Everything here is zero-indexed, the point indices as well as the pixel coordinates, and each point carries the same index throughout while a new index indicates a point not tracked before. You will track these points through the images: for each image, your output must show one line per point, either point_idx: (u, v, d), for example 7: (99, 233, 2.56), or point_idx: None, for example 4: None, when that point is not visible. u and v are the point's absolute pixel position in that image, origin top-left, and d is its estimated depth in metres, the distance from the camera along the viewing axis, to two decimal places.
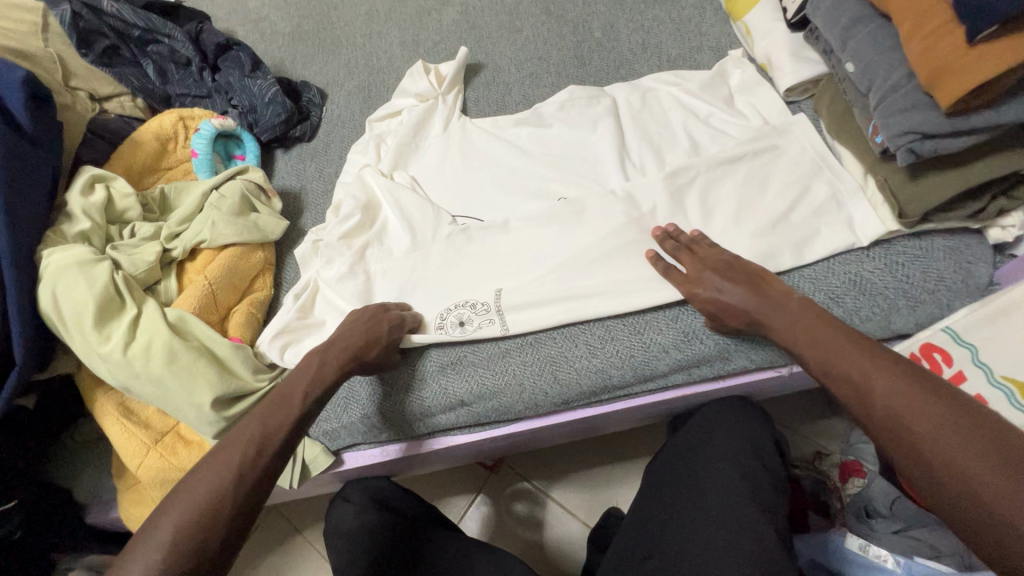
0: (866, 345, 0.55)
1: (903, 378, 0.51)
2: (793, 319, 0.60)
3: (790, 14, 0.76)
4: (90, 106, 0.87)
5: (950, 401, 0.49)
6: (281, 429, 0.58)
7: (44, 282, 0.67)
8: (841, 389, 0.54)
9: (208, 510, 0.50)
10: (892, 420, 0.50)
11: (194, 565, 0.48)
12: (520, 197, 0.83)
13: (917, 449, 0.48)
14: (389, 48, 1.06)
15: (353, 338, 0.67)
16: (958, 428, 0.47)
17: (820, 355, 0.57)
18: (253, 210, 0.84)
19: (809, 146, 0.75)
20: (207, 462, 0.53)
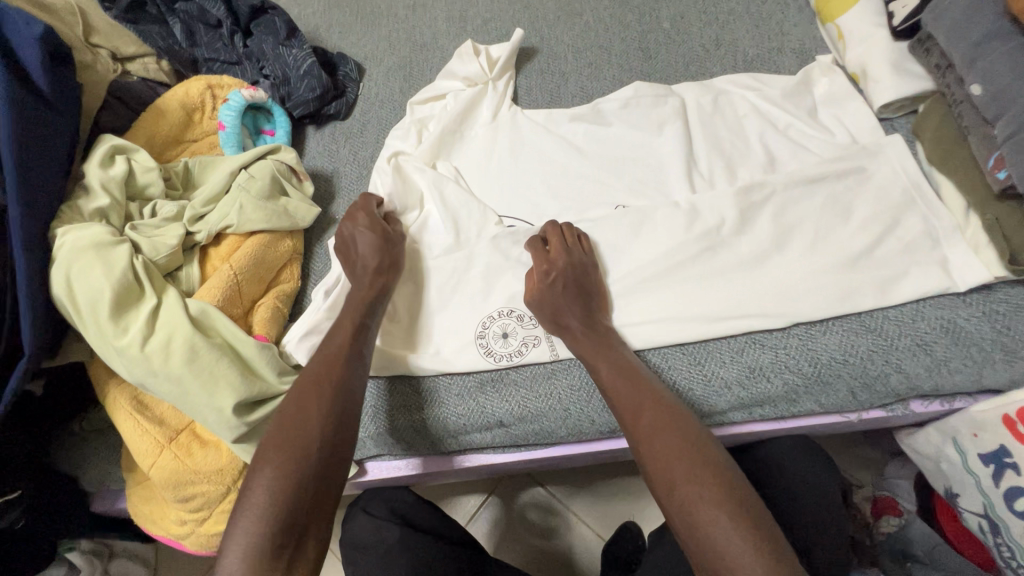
0: (686, 431, 0.55)
1: (673, 447, 0.54)
2: (642, 402, 0.58)
3: (898, 21, 0.70)
4: (112, 67, 0.80)
5: (722, 482, 0.51)
6: (342, 361, 0.61)
7: (57, 265, 0.60)
8: (659, 484, 0.53)
9: (307, 428, 0.55)
10: (691, 516, 0.50)
11: (301, 487, 0.52)
12: (570, 199, 0.77)
13: (709, 547, 0.48)
14: (434, 23, 0.98)
15: (368, 289, 0.68)
16: (702, 489, 0.51)
17: (655, 446, 0.55)
18: (283, 192, 0.77)
19: (904, 171, 0.67)
20: (301, 393, 0.58)
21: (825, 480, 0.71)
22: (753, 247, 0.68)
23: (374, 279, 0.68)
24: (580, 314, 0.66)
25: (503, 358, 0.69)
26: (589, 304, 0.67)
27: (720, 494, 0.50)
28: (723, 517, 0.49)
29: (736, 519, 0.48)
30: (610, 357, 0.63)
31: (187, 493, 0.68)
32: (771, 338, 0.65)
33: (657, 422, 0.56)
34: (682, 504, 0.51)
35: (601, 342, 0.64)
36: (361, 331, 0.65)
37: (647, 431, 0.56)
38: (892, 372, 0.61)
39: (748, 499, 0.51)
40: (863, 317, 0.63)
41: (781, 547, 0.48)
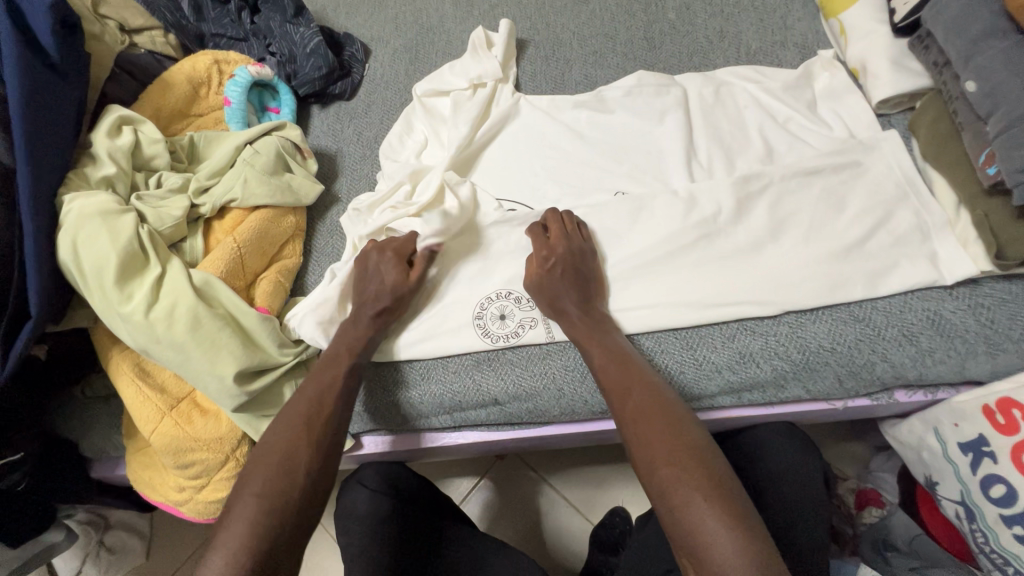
0: (669, 415, 0.57)
1: (657, 429, 0.56)
2: (629, 385, 0.60)
3: (899, 18, 0.71)
4: (120, 38, 0.81)
5: (701, 463, 0.53)
6: (332, 395, 0.62)
7: (64, 230, 0.61)
8: (641, 464, 0.55)
9: (287, 454, 0.57)
10: (669, 495, 0.52)
11: (280, 528, 0.53)
12: (571, 185, 0.78)
13: (684, 524, 0.50)
14: (441, 6, 0.98)
15: (362, 325, 0.68)
16: (681, 471, 0.52)
17: (638, 429, 0.57)
18: (287, 169, 0.78)
19: (898, 166, 0.68)
20: (280, 422, 0.60)
21: (811, 466, 0.73)
22: (748, 236, 0.69)
23: (372, 322, 0.68)
24: (577, 300, 0.67)
25: (500, 339, 0.71)
26: (588, 294, 0.68)
27: (697, 475, 0.52)
28: (699, 498, 0.50)
29: (712, 500, 0.50)
30: (603, 341, 0.65)
31: (187, 460, 0.69)
32: (761, 324, 0.66)
33: (643, 404, 0.58)
34: (661, 486, 0.53)
35: (596, 327, 0.66)
36: (355, 370, 0.65)
37: (633, 414, 0.58)
38: (877, 361, 0.63)
39: (727, 482, 0.52)
40: (853, 307, 0.65)
41: (755, 527, 0.49)
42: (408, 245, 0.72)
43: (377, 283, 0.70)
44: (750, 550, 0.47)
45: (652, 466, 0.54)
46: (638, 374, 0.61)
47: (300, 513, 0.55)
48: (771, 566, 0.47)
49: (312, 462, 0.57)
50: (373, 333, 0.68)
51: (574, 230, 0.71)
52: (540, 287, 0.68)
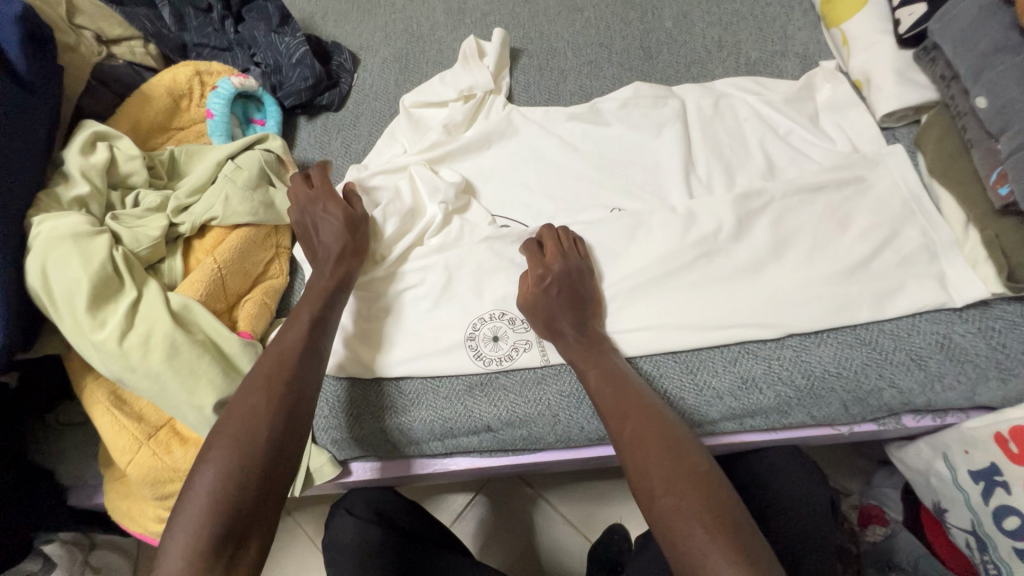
0: (670, 440, 0.54)
1: (658, 456, 0.53)
2: (625, 406, 0.57)
3: (903, 29, 0.68)
4: (97, 49, 0.77)
5: (703, 493, 0.50)
6: (297, 352, 0.60)
7: (33, 255, 0.58)
8: (640, 489, 0.52)
9: (250, 415, 0.54)
10: (669, 527, 0.49)
11: (246, 493, 0.50)
12: (566, 201, 0.75)
13: (686, 558, 0.47)
14: (432, 14, 0.95)
15: (326, 280, 0.66)
16: (682, 501, 0.49)
17: (637, 451, 0.54)
18: (270, 185, 0.75)
19: (904, 182, 0.66)
20: (245, 384, 0.57)
21: (816, 491, 0.70)
22: (749, 255, 0.66)
23: (336, 269, 0.67)
24: (572, 323, 0.64)
25: (492, 362, 0.68)
26: (584, 317, 0.65)
27: (698, 506, 0.49)
28: (703, 534, 0.47)
29: (716, 537, 0.47)
30: (600, 361, 0.62)
31: (165, 492, 0.66)
32: (765, 348, 0.64)
33: (642, 428, 0.55)
34: (664, 515, 0.50)
35: (593, 350, 0.63)
36: (319, 327, 0.63)
37: (632, 437, 0.55)
38: (885, 387, 0.61)
39: (732, 514, 0.49)
40: (859, 330, 0.62)
41: (766, 563, 0.46)
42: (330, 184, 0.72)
43: (324, 234, 0.69)
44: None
45: (653, 490, 0.51)
46: (637, 396, 0.58)
47: (268, 478, 0.52)
48: None
49: (276, 422, 0.54)
50: (338, 278, 0.67)
51: (571, 248, 0.69)
52: (535, 313, 0.66)
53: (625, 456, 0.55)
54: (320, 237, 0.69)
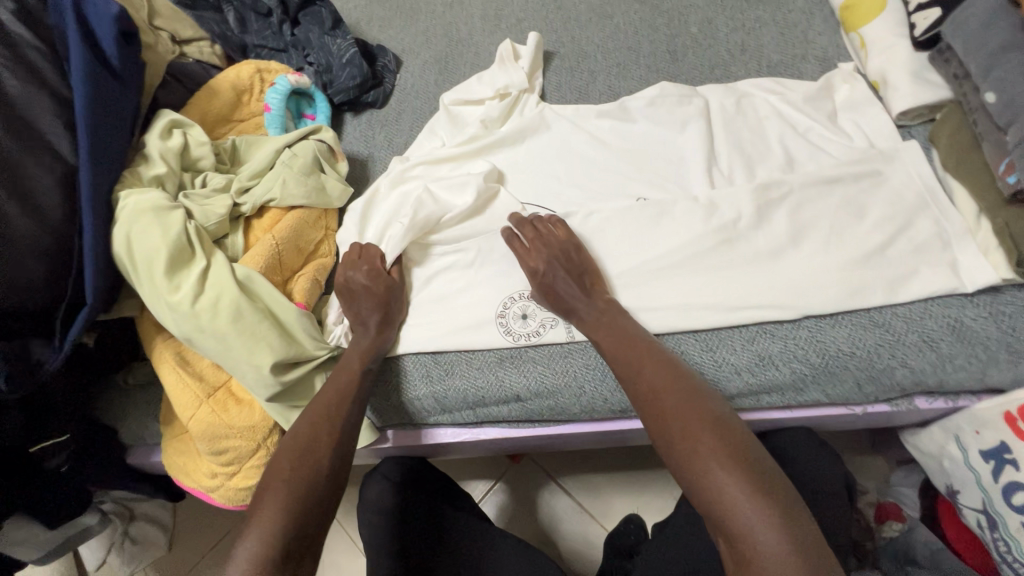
0: (683, 388, 0.58)
1: (674, 403, 0.57)
2: (638, 362, 0.62)
3: (919, 32, 0.72)
4: (171, 48, 0.85)
5: (718, 431, 0.54)
6: (352, 398, 0.65)
7: (119, 224, 0.66)
8: (660, 436, 0.56)
9: (311, 451, 0.60)
10: (690, 467, 0.53)
11: (306, 521, 0.55)
12: (592, 191, 0.80)
13: (708, 493, 0.51)
14: (470, 20, 1.02)
15: (370, 334, 0.72)
16: (698, 439, 0.54)
17: (655, 404, 0.58)
18: (322, 172, 0.82)
19: (917, 175, 0.70)
20: (305, 418, 0.63)
21: (827, 469, 0.73)
22: (768, 242, 0.70)
23: (382, 331, 0.72)
24: (580, 295, 0.69)
25: (522, 338, 0.73)
26: (591, 285, 0.71)
27: (717, 446, 0.53)
28: (720, 467, 0.51)
29: (732, 468, 0.51)
30: (611, 319, 0.67)
31: (221, 447, 0.72)
32: (781, 328, 0.67)
33: (658, 379, 0.60)
34: (682, 455, 0.54)
35: (604, 313, 0.68)
36: (368, 375, 0.68)
37: (649, 388, 0.59)
38: (897, 366, 0.64)
39: (747, 451, 0.53)
40: (872, 312, 0.66)
41: (782, 491, 0.50)
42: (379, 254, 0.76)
43: (366, 288, 0.74)
44: (775, 514, 0.48)
45: (671, 434, 0.56)
46: (652, 351, 0.63)
47: (320, 505, 0.57)
48: (796, 526, 0.48)
49: (333, 461, 0.60)
50: (382, 342, 0.72)
51: (549, 230, 0.74)
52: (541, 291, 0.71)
53: (643, 406, 0.59)
54: (361, 293, 0.74)
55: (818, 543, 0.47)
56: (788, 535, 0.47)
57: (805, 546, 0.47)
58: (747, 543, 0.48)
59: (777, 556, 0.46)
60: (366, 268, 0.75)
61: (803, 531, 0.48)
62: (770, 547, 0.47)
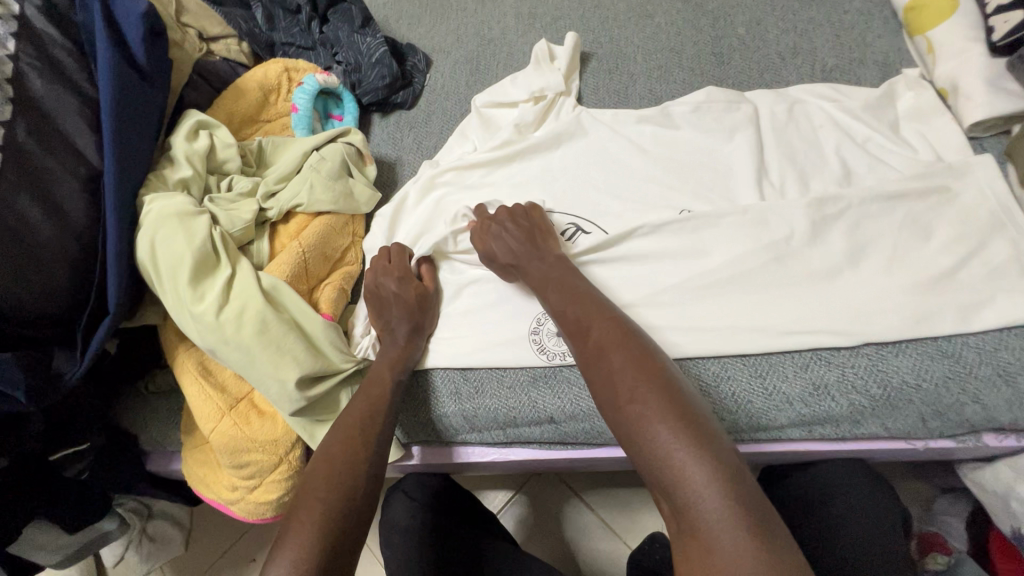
0: (631, 347, 0.53)
1: (621, 362, 0.52)
2: (589, 321, 0.57)
3: (997, 37, 0.67)
4: (198, 46, 0.83)
5: (666, 393, 0.49)
6: (383, 412, 0.62)
7: (144, 230, 0.63)
8: (605, 399, 0.52)
9: (348, 465, 0.56)
10: (634, 429, 0.48)
11: (345, 536, 0.52)
12: (631, 200, 0.76)
13: (652, 457, 0.46)
14: (503, 18, 0.98)
15: (399, 345, 0.69)
16: (643, 400, 0.49)
17: (601, 364, 0.53)
18: (350, 176, 0.79)
19: (991, 192, 0.65)
20: (336, 431, 0.60)
21: (882, 503, 0.69)
22: (825, 261, 0.65)
23: (410, 341, 0.70)
24: (529, 251, 0.67)
25: (556, 357, 0.69)
26: (540, 239, 0.69)
27: (665, 407, 0.48)
28: (666, 429, 0.46)
29: (679, 431, 0.46)
30: (560, 280, 0.64)
31: (242, 461, 0.70)
32: (837, 355, 0.63)
33: (606, 338, 0.55)
34: (628, 418, 0.49)
35: (552, 276, 0.64)
36: (397, 389, 0.66)
37: (598, 347, 0.54)
38: (968, 402, 0.59)
39: (695, 412, 0.48)
40: (941, 341, 0.61)
41: (730, 456, 0.46)
42: (406, 261, 0.75)
43: (396, 297, 0.71)
44: (722, 478, 0.44)
45: (617, 395, 0.51)
46: (601, 309, 0.58)
47: (359, 522, 0.54)
48: (745, 496, 0.43)
49: (369, 477, 0.57)
50: (411, 352, 0.69)
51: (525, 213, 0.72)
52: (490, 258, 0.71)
53: (591, 366, 0.54)
54: (391, 300, 0.71)
55: (766, 512, 0.43)
56: (734, 500, 0.43)
57: (752, 513, 0.42)
58: (693, 511, 0.43)
59: (721, 522, 0.42)
60: (393, 276, 0.72)
61: (750, 496, 0.43)
62: (716, 516, 0.42)
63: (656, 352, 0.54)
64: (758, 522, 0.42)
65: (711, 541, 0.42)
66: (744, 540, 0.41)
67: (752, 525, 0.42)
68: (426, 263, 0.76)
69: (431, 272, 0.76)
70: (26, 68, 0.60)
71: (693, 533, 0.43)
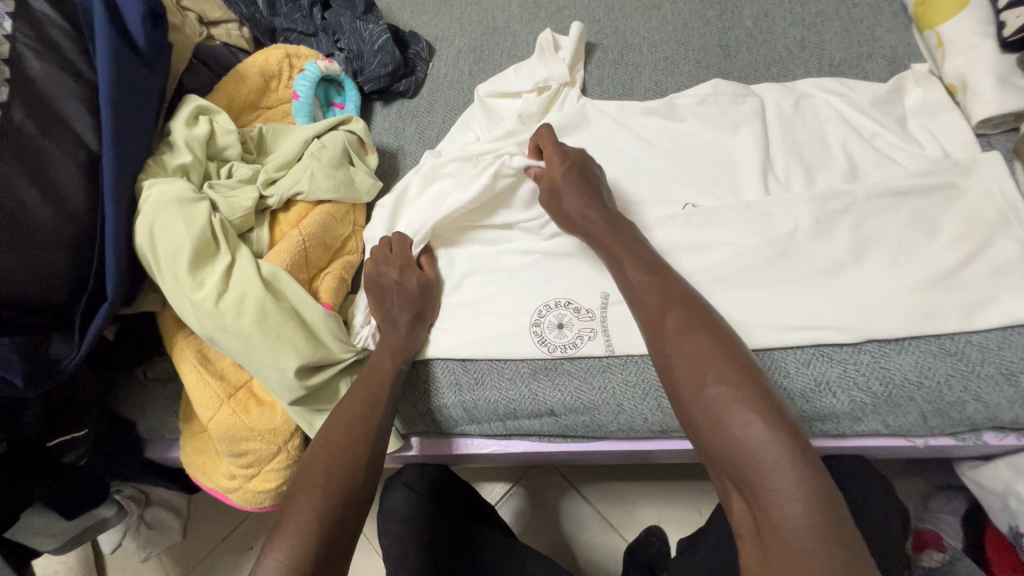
0: (717, 332, 0.52)
1: (708, 344, 0.51)
2: (667, 303, 0.55)
3: (1009, 32, 0.67)
4: (199, 29, 0.82)
5: (754, 381, 0.48)
6: (384, 400, 0.62)
7: (143, 215, 0.63)
8: (684, 384, 0.50)
9: (346, 454, 0.56)
10: (717, 419, 0.47)
11: (343, 526, 0.52)
12: (636, 193, 0.75)
13: (733, 447, 0.46)
14: (507, 7, 0.97)
15: (400, 333, 0.69)
16: (733, 385, 0.48)
17: (683, 347, 0.52)
18: (352, 164, 0.79)
19: (999, 190, 0.64)
20: (336, 419, 0.59)
21: (880, 499, 0.69)
22: (830, 257, 0.65)
23: (412, 330, 0.69)
24: (590, 214, 0.66)
25: (557, 349, 0.69)
26: (597, 202, 0.67)
27: (755, 396, 0.47)
28: (756, 418, 0.46)
29: (769, 421, 0.45)
30: (634, 252, 0.61)
31: (241, 450, 0.69)
32: (839, 352, 0.63)
33: (690, 319, 0.53)
34: (713, 402, 0.48)
35: (615, 246, 0.63)
36: (398, 377, 0.65)
37: (681, 327, 0.53)
38: (970, 400, 0.59)
39: (781, 408, 0.47)
40: (944, 339, 0.61)
41: (814, 458, 0.45)
42: (408, 249, 0.74)
43: (397, 286, 0.71)
44: (809, 477, 0.43)
45: (701, 378, 0.49)
46: (681, 291, 0.56)
47: (357, 512, 0.53)
48: (830, 496, 0.43)
49: (369, 467, 0.57)
50: (411, 342, 0.69)
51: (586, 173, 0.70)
52: (556, 210, 0.70)
53: (670, 345, 0.53)
54: (394, 289, 0.71)
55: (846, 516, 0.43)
56: (818, 500, 0.42)
57: (836, 515, 0.42)
58: (775, 505, 0.43)
59: (804, 521, 0.41)
60: (396, 265, 0.72)
61: (832, 497, 0.43)
62: (802, 512, 0.42)
63: (738, 342, 0.53)
64: (840, 526, 0.41)
65: (791, 540, 0.41)
66: (828, 541, 0.41)
67: (833, 527, 0.41)
68: (428, 253, 0.75)
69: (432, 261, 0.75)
70: (23, 47, 0.59)
71: (772, 527, 0.42)
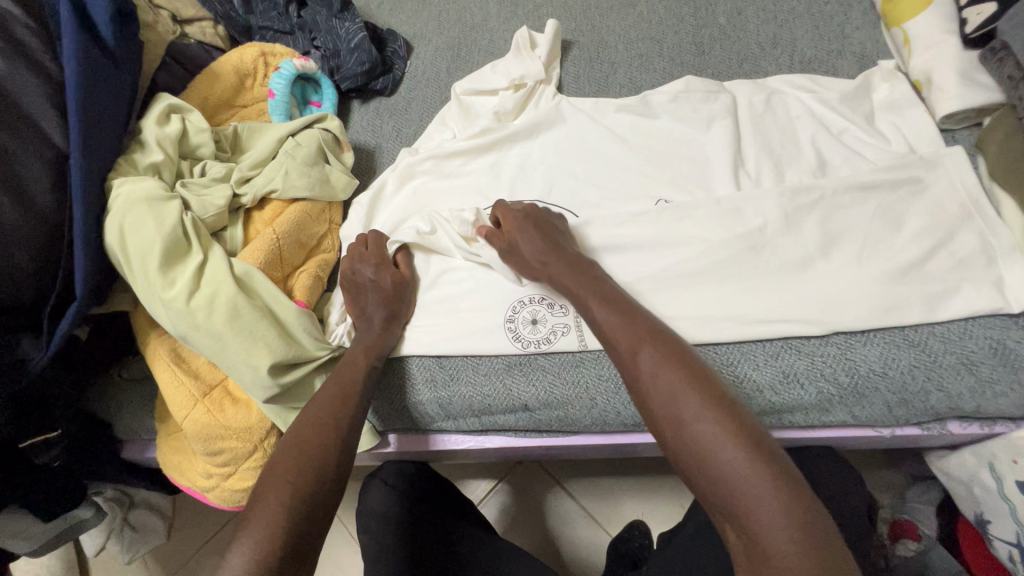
0: (689, 365, 0.51)
1: (683, 380, 0.49)
2: (638, 339, 0.54)
3: (971, 28, 0.68)
4: (172, 27, 0.83)
5: (734, 414, 0.47)
6: (356, 396, 0.62)
7: (112, 214, 0.62)
8: (665, 422, 0.49)
9: (317, 449, 0.56)
10: (701, 457, 0.46)
11: (313, 522, 0.52)
12: (610, 191, 0.76)
13: (720, 485, 0.45)
14: (485, 5, 0.97)
15: (374, 331, 0.69)
16: (712, 421, 0.46)
17: (659, 385, 0.50)
18: (327, 163, 0.79)
19: (961, 184, 0.65)
20: (308, 414, 0.60)
21: (850, 487, 0.70)
22: (798, 252, 0.66)
23: (386, 328, 0.69)
24: (547, 252, 0.66)
25: (531, 345, 0.69)
26: (552, 238, 0.67)
27: (735, 430, 0.46)
28: (738, 454, 0.45)
29: (751, 457, 0.44)
30: (599, 290, 0.61)
31: (217, 448, 0.69)
32: (806, 344, 0.64)
33: (661, 356, 0.52)
34: (694, 440, 0.47)
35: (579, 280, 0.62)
36: (372, 374, 0.66)
37: (654, 364, 0.51)
38: (933, 390, 0.60)
39: (764, 438, 0.46)
40: (908, 331, 0.62)
41: (801, 485, 0.44)
42: (383, 247, 0.74)
43: (372, 283, 0.71)
44: (796, 509, 0.42)
45: (679, 416, 0.48)
46: (649, 325, 0.55)
47: (326, 507, 0.54)
48: (820, 526, 0.42)
49: (340, 461, 0.57)
50: (386, 339, 0.69)
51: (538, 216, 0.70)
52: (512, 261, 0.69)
53: (645, 384, 0.51)
54: (368, 287, 0.71)
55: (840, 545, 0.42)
56: (807, 533, 0.41)
57: (828, 545, 0.41)
58: (767, 543, 0.42)
59: (795, 555, 0.41)
60: (371, 262, 0.72)
61: (821, 525, 0.42)
62: (794, 547, 0.41)
63: (713, 371, 0.52)
64: (833, 557, 0.41)
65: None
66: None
67: (825, 559, 0.40)
68: (403, 250, 0.76)
69: (407, 258, 0.75)
70: None
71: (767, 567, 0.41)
